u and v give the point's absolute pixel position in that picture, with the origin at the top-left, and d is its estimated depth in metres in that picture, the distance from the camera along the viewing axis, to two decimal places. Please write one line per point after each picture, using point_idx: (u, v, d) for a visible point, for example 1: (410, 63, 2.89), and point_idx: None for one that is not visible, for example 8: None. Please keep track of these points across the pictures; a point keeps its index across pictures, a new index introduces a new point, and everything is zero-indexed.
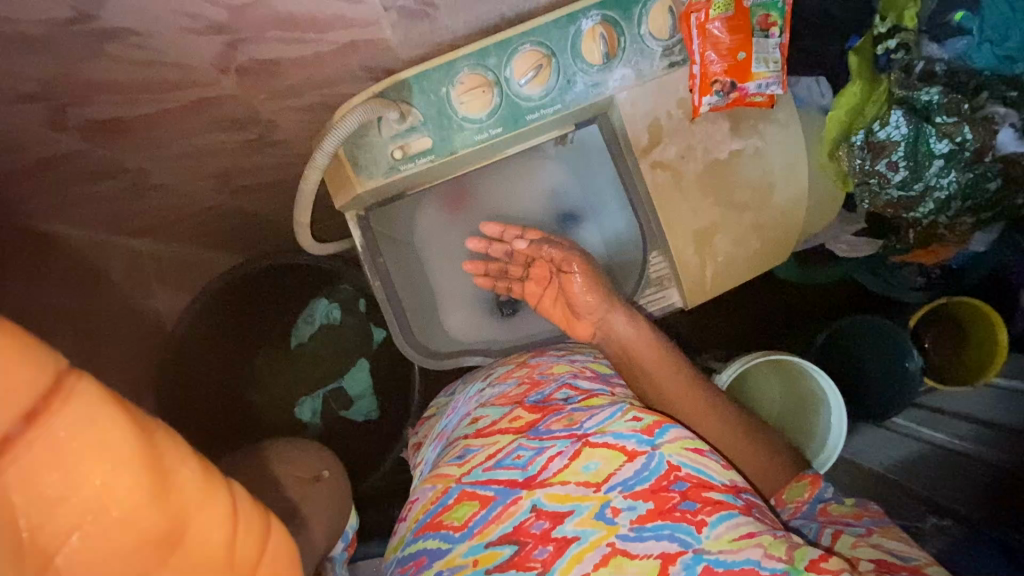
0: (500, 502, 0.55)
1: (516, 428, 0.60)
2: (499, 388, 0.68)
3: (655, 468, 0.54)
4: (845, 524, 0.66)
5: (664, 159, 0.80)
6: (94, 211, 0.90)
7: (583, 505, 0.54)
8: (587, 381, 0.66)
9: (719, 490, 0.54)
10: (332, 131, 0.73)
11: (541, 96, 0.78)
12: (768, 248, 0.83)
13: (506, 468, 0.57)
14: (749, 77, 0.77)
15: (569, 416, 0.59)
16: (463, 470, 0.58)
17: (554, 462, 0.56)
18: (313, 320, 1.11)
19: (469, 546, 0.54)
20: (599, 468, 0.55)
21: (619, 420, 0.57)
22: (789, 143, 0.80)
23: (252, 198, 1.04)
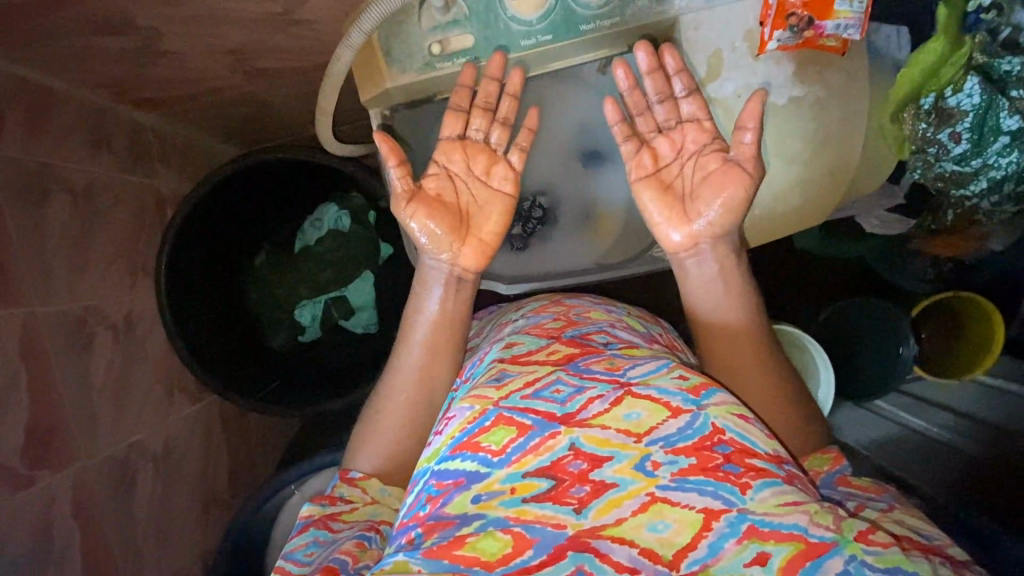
0: (538, 434, 0.51)
1: (554, 362, 0.58)
2: (534, 320, 0.69)
3: (699, 428, 0.50)
4: (866, 499, 0.59)
5: (719, 96, 0.76)
6: (97, 72, 0.82)
7: (623, 453, 0.49)
8: (623, 332, 0.67)
9: (763, 456, 0.50)
10: (371, 6, 0.66)
11: (600, 5, 0.71)
12: (809, 207, 0.80)
13: (544, 400, 0.53)
14: (829, 15, 0.68)
15: (611, 363, 0.58)
16: (502, 394, 0.54)
17: (594, 404, 0.53)
18: (321, 225, 1.09)
19: (507, 473, 0.50)
20: (642, 419, 0.51)
21: (664, 376, 0.54)
22: (851, 96, 0.75)
23: (268, 84, 0.97)
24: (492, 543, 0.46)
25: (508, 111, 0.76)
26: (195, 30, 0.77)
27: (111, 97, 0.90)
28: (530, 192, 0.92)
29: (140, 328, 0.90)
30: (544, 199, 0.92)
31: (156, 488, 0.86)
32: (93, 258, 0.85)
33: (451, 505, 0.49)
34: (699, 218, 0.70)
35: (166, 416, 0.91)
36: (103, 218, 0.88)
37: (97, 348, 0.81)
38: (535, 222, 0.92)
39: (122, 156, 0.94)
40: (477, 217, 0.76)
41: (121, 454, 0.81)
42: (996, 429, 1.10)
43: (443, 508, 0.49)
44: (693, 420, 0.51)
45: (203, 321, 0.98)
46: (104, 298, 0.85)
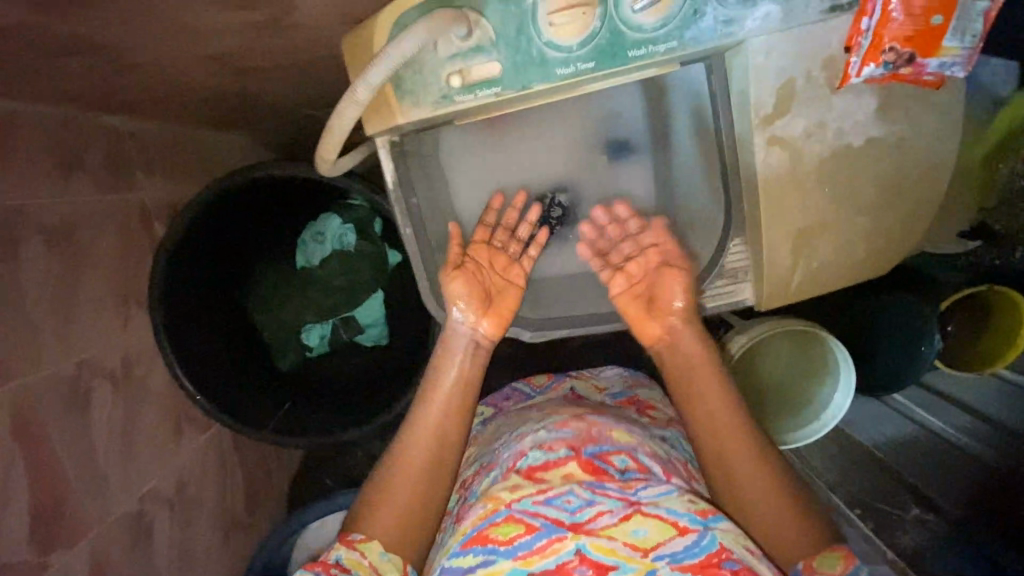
0: (545, 535, 0.52)
1: (569, 474, 0.57)
2: (556, 433, 0.61)
3: (705, 545, 0.52)
4: None
5: (786, 134, 0.64)
6: (56, 86, 0.70)
7: (628, 565, 0.51)
8: (649, 458, 0.61)
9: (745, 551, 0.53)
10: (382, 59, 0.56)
11: (655, 28, 0.59)
12: (874, 261, 0.70)
13: (554, 507, 0.53)
14: (935, 51, 0.57)
15: (623, 480, 0.56)
16: (513, 496, 0.54)
17: (602, 516, 0.53)
18: (324, 240, 0.99)
19: (512, 568, 0.51)
20: (647, 535, 0.52)
21: (674, 497, 0.55)
22: (938, 135, 0.65)
23: (259, 80, 0.84)
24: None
25: (524, 233, 0.81)
26: (168, 41, 0.65)
27: (72, 105, 0.78)
28: (546, 187, 0.82)
29: (141, 369, 0.85)
30: (564, 197, 0.83)
31: (175, 530, 0.85)
32: (81, 303, 0.77)
33: None
34: (672, 306, 0.75)
35: (177, 455, 0.88)
36: (85, 253, 0.80)
37: (97, 404, 0.77)
38: (553, 222, 0.83)
39: (98, 174, 0.84)
40: (497, 296, 0.79)
41: (134, 508, 0.79)
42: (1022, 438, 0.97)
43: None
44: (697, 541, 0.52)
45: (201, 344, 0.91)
46: (98, 347, 0.79)
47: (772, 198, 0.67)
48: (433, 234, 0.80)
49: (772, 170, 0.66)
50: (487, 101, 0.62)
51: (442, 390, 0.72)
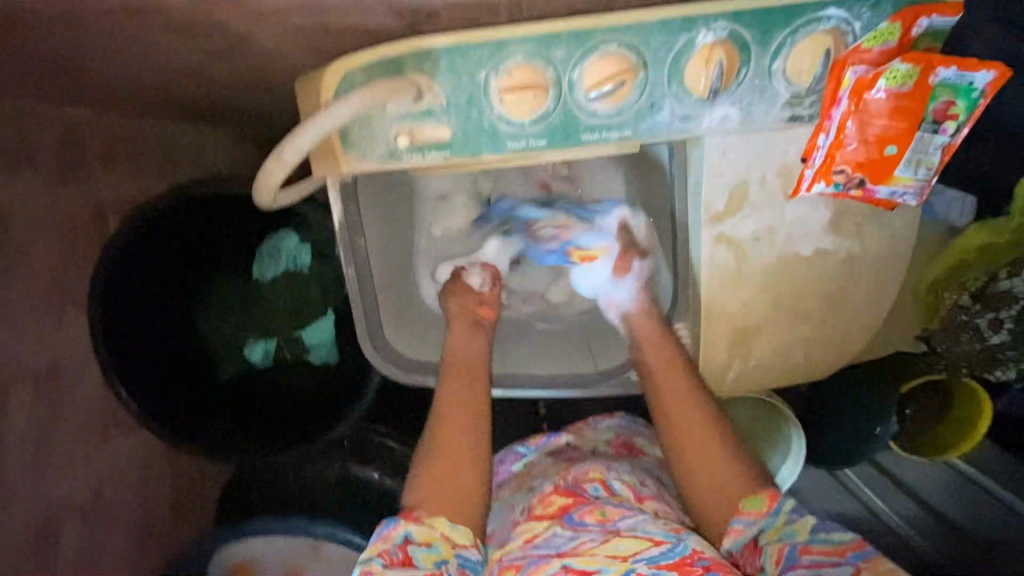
0: None
1: (550, 513, 0.62)
2: (535, 491, 0.67)
3: (680, 550, 0.53)
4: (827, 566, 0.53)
5: (734, 234, 0.63)
6: (14, 79, 0.71)
7: (609, 568, 0.53)
8: (621, 482, 0.64)
9: (746, 516, 0.57)
10: (318, 117, 0.52)
11: (610, 116, 0.57)
12: (810, 367, 0.69)
13: (540, 553, 0.58)
14: (886, 180, 0.56)
15: (602, 509, 0.60)
16: (504, 555, 0.61)
17: (585, 544, 0.56)
18: (278, 258, 0.99)
19: None
20: (627, 547, 0.55)
21: (652, 523, 0.57)
22: (888, 256, 0.63)
23: (227, 90, 0.84)
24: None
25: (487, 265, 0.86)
26: (124, 56, 0.66)
27: (24, 96, 0.77)
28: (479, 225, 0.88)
29: (67, 373, 0.84)
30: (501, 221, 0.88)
31: (85, 537, 0.83)
32: (9, 300, 0.76)
33: None
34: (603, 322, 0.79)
35: (99, 459, 0.87)
36: (25, 246, 0.79)
37: (15, 407, 0.76)
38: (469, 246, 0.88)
39: (53, 163, 0.84)
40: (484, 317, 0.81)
41: (42, 510, 0.78)
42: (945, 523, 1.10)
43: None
44: (782, 500, 0.57)
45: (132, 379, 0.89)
46: (22, 344, 0.78)
47: (712, 296, 0.66)
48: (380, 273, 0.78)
49: (714, 269, 0.65)
50: (435, 162, 0.61)
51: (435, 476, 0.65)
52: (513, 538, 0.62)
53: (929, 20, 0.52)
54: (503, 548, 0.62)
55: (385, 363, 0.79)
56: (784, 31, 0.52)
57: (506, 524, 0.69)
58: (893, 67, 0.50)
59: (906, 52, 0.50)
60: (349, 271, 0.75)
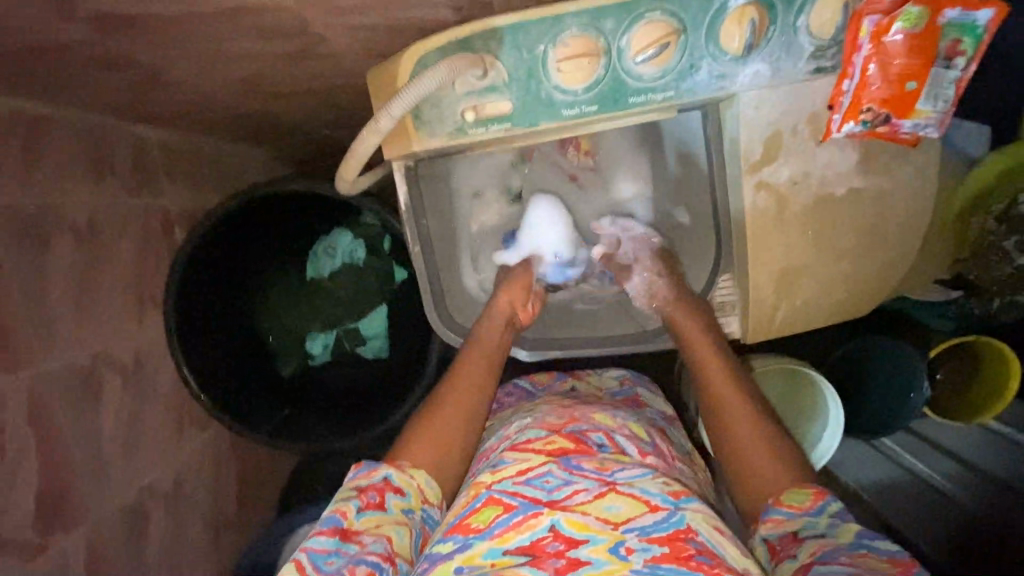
0: (522, 512, 0.56)
1: (549, 452, 0.62)
2: (539, 415, 0.71)
3: (675, 522, 0.55)
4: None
5: (773, 181, 0.69)
6: (99, 98, 0.78)
7: (599, 537, 0.54)
8: (624, 437, 0.68)
9: (788, 508, 0.59)
10: (403, 91, 0.60)
11: (654, 78, 0.64)
12: (854, 301, 0.74)
13: (534, 487, 0.58)
14: (909, 114, 0.62)
15: (601, 461, 0.61)
16: (494, 479, 0.60)
17: (578, 494, 0.57)
18: (335, 254, 1.07)
19: (489, 548, 0.55)
20: (621, 511, 0.56)
21: (648, 480, 0.59)
22: (916, 190, 0.69)
23: (284, 101, 0.91)
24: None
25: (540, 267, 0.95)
26: (203, 66, 0.73)
27: (108, 114, 0.85)
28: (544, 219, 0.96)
29: (148, 367, 0.89)
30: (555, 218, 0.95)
31: (167, 525, 0.87)
32: (96, 299, 0.82)
33: (436, 568, 0.55)
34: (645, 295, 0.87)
35: (177, 450, 0.91)
36: (107, 252, 0.85)
37: (107, 396, 0.80)
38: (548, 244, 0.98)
39: (126, 179, 0.91)
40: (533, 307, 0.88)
41: (132, 498, 0.81)
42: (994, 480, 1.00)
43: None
44: (827, 502, 0.58)
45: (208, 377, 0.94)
46: (109, 340, 0.83)
47: (756, 241, 0.72)
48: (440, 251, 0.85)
49: (756, 213, 0.71)
50: (497, 134, 0.67)
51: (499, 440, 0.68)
52: (506, 466, 0.62)
53: None
54: (490, 473, 0.62)
55: (444, 330, 0.88)
56: None
57: (492, 451, 0.70)
58: (906, 10, 0.57)
59: None
60: (415, 250, 0.82)
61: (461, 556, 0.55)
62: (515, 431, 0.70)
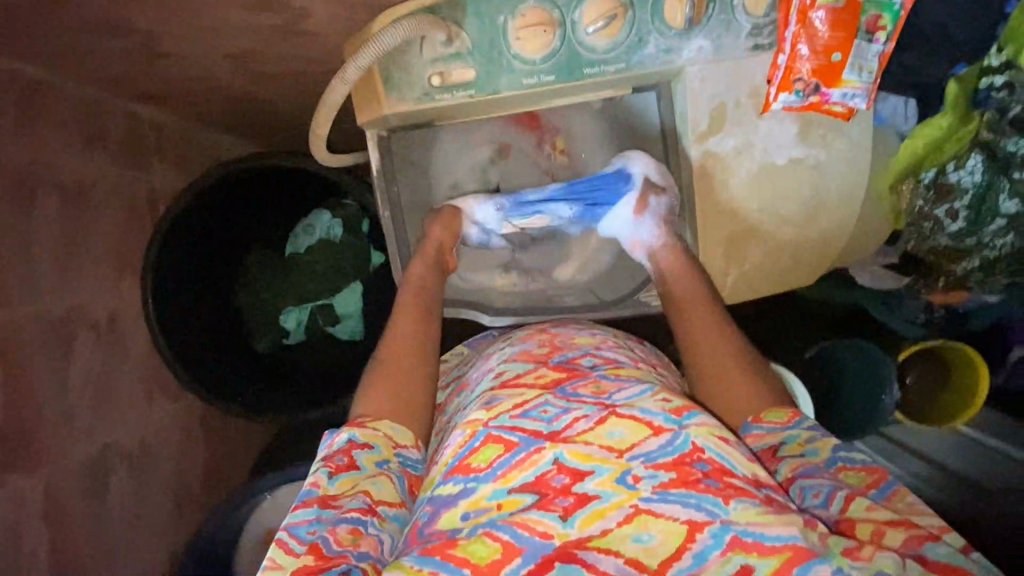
0: (524, 450, 0.55)
1: (542, 384, 0.63)
2: (522, 346, 0.73)
3: (680, 445, 0.54)
4: (850, 487, 0.56)
5: (718, 150, 0.74)
6: (94, 69, 0.83)
7: (604, 467, 0.53)
8: (610, 353, 0.70)
9: (768, 424, 0.65)
10: (368, 45, 0.65)
11: (606, 50, 0.69)
12: (800, 267, 0.79)
13: (531, 418, 0.58)
14: (836, 83, 0.67)
15: (597, 384, 0.62)
16: (491, 415, 0.59)
17: (579, 422, 0.57)
18: (313, 232, 1.10)
19: (494, 490, 0.54)
20: (624, 436, 0.56)
21: (648, 398, 0.59)
22: (852, 162, 0.73)
23: (273, 85, 0.95)
24: (483, 547, 0.50)
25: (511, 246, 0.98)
26: (193, 39, 0.78)
27: (104, 88, 0.90)
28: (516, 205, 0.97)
29: (122, 329, 0.91)
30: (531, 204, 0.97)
31: (129, 487, 0.87)
32: (75, 259, 0.84)
33: (443, 520, 0.54)
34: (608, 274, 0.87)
35: (144, 415, 0.92)
36: (90, 216, 0.88)
37: (78, 349, 0.83)
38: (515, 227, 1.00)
39: (116, 152, 0.95)
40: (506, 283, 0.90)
41: (94, 454, 0.82)
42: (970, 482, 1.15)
43: (434, 527, 0.55)
44: (802, 419, 0.64)
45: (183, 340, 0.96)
46: (84, 298, 0.85)
47: (703, 207, 0.77)
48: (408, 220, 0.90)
49: (703, 181, 0.76)
50: (461, 100, 0.72)
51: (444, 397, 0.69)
52: (501, 402, 0.61)
53: None
54: (485, 410, 0.60)
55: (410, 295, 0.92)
56: None
57: (477, 391, 0.70)
58: None
59: None
60: (385, 216, 0.88)
61: (467, 501, 0.54)
62: (502, 365, 0.71)
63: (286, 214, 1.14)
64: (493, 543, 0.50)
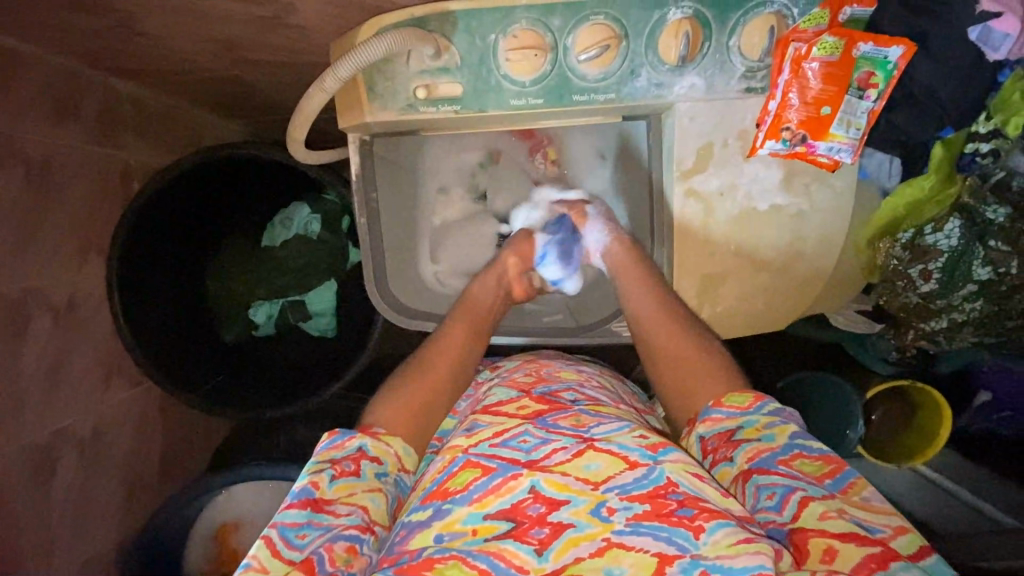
0: (501, 475, 0.54)
1: (523, 415, 0.62)
2: (508, 377, 0.73)
3: (654, 479, 0.53)
4: (805, 482, 0.54)
5: (701, 189, 0.73)
6: (69, 41, 0.80)
7: (579, 498, 0.52)
8: (592, 390, 0.70)
9: (728, 408, 0.64)
10: (353, 54, 0.63)
11: (597, 79, 0.68)
12: (774, 311, 0.78)
13: (511, 448, 0.57)
14: (822, 137, 0.67)
15: (578, 419, 0.61)
16: (471, 443, 0.58)
17: (557, 454, 0.56)
18: (290, 226, 1.09)
19: (469, 513, 0.52)
20: (600, 470, 0.54)
21: (626, 434, 0.58)
22: (832, 213, 0.73)
23: (258, 72, 0.92)
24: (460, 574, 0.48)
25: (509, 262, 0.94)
26: (175, 23, 0.75)
27: (80, 60, 0.87)
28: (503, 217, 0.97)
29: (82, 311, 0.89)
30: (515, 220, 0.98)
31: (78, 472, 0.85)
32: (37, 237, 0.82)
33: (414, 540, 0.53)
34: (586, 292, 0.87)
35: (100, 401, 0.90)
36: (57, 193, 0.86)
37: (34, 331, 0.80)
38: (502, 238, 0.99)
39: (90, 126, 0.92)
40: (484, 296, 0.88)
41: (44, 439, 0.80)
42: (919, 524, 1.18)
43: (406, 546, 0.53)
44: (764, 403, 0.63)
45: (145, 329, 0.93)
46: (44, 278, 0.82)
47: (682, 243, 0.75)
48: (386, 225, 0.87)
49: (684, 220, 0.75)
50: (445, 115, 0.70)
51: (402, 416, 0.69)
52: (482, 430, 0.61)
53: (852, 10, 0.64)
54: (466, 438, 0.60)
55: (382, 302, 0.88)
56: (736, 14, 0.64)
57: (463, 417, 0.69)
58: (823, 39, 0.63)
59: (833, 30, 0.63)
60: (360, 222, 0.84)
61: (440, 523, 0.52)
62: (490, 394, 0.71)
63: (264, 202, 1.11)
64: (469, 571, 0.48)
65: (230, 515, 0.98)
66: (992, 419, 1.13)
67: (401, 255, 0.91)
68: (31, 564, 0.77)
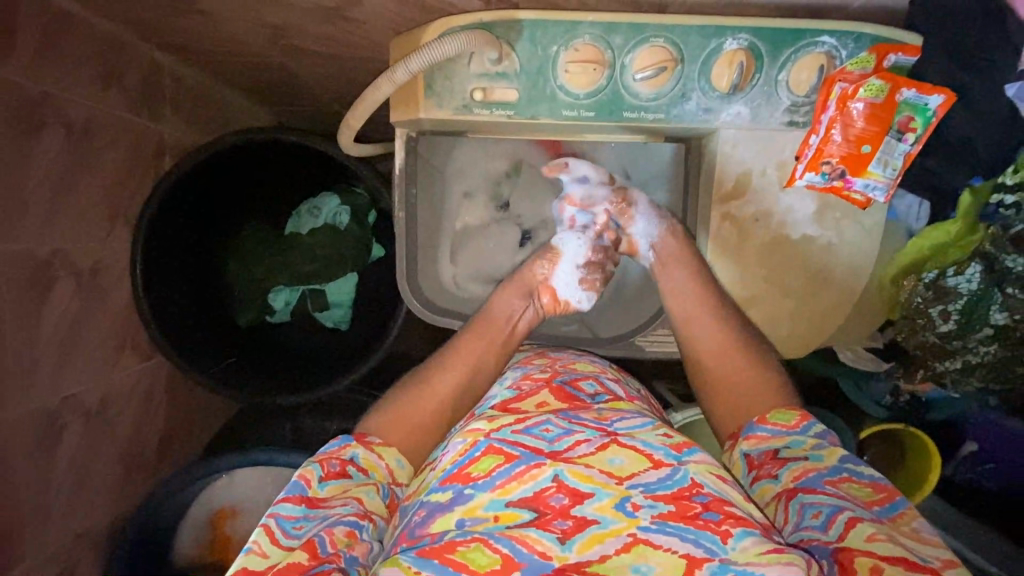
0: (524, 462, 0.54)
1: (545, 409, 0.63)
2: (522, 370, 0.73)
3: (679, 480, 0.54)
4: (853, 503, 0.55)
5: (737, 214, 0.76)
6: (126, 13, 0.80)
7: (604, 491, 0.52)
8: (611, 383, 0.71)
9: (773, 427, 0.66)
10: (423, 51, 0.66)
11: (650, 98, 0.70)
12: (795, 339, 0.80)
13: (533, 436, 0.57)
14: (861, 173, 0.70)
15: (599, 412, 0.62)
16: (493, 427, 0.58)
17: (580, 446, 0.56)
18: (318, 215, 1.10)
19: (491, 500, 0.52)
20: (624, 464, 0.55)
21: (648, 432, 0.59)
22: (862, 247, 0.76)
23: (305, 63, 0.93)
24: (483, 556, 0.48)
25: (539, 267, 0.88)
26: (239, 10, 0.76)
27: (130, 32, 0.87)
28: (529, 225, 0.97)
29: (104, 279, 0.88)
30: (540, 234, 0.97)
31: (82, 442, 0.83)
32: (70, 199, 0.81)
33: (436, 523, 0.52)
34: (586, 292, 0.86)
35: (112, 371, 0.89)
36: (94, 158, 0.85)
37: (56, 293, 0.79)
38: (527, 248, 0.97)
39: (133, 96, 0.92)
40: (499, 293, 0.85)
41: (54, 405, 0.78)
42: None
43: (427, 529, 0.53)
44: (811, 424, 0.65)
45: (162, 305, 0.92)
46: (72, 241, 0.82)
47: (714, 265, 0.78)
48: (418, 222, 0.88)
49: (720, 237, 0.77)
50: (498, 120, 0.72)
51: (427, 399, 0.71)
52: (502, 417, 0.61)
53: (896, 58, 0.67)
54: (487, 422, 0.60)
55: (412, 296, 0.90)
56: (789, 49, 0.67)
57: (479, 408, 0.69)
58: (870, 81, 0.66)
59: (879, 74, 0.66)
60: (399, 216, 0.87)
61: (462, 509, 0.52)
62: (499, 390, 0.71)
63: (292, 190, 1.12)
64: (492, 553, 0.49)
65: (227, 501, 0.95)
66: (981, 472, 1.13)
67: (430, 248, 0.92)
68: (27, 532, 0.75)
